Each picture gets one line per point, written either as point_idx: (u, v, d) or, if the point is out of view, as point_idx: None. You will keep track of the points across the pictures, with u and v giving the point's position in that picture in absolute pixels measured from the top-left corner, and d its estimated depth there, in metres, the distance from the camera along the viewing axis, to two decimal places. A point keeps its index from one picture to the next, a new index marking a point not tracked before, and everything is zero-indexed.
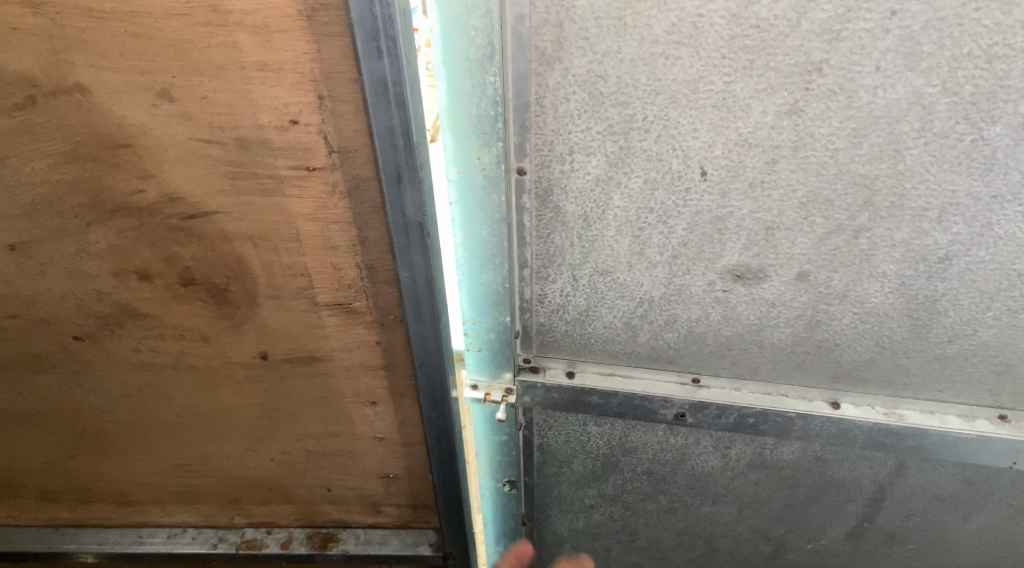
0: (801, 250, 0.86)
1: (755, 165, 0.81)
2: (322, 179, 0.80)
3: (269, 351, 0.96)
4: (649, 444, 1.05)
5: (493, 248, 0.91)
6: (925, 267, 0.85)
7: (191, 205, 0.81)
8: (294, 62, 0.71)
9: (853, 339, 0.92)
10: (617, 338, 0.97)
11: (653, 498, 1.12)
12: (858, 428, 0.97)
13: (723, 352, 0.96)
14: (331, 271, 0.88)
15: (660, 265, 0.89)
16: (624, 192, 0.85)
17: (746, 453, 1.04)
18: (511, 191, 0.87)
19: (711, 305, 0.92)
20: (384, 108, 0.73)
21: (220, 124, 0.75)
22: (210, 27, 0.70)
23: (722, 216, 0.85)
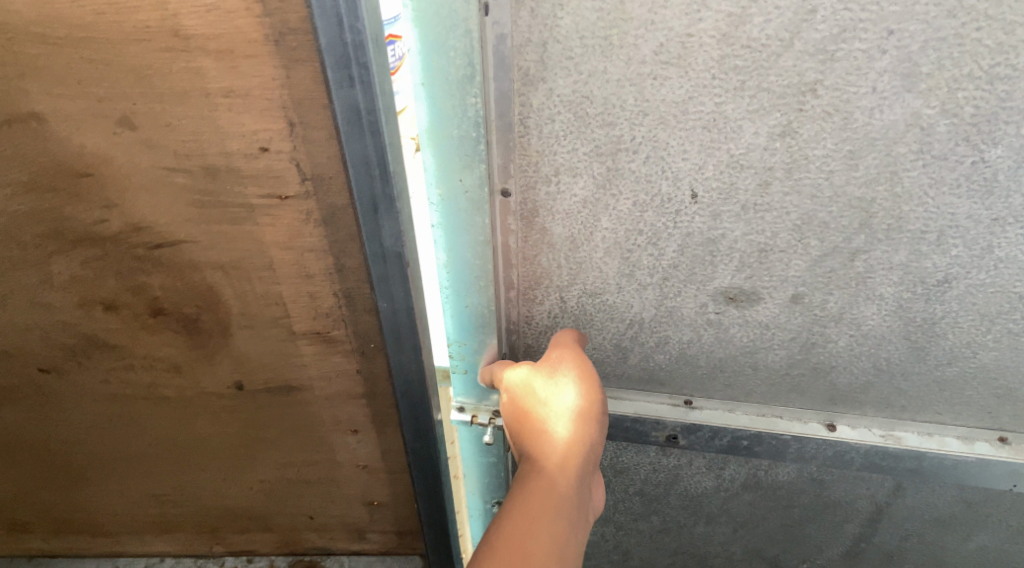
0: (796, 272, 0.82)
1: (749, 187, 0.77)
2: (294, 208, 0.76)
3: (246, 381, 0.93)
4: (641, 465, 1.03)
5: (477, 269, 0.87)
6: (923, 291, 0.82)
7: (158, 234, 0.78)
8: (262, 87, 0.67)
9: (850, 360, 0.88)
10: (607, 359, 0.93)
11: (646, 518, 1.10)
12: (856, 450, 0.94)
13: (716, 374, 0.93)
14: (307, 300, 0.85)
15: (651, 286, 0.85)
16: (613, 214, 0.81)
17: (740, 474, 1.01)
18: (496, 213, 0.83)
19: (704, 326, 0.88)
20: (358, 135, 0.68)
21: (186, 153, 0.72)
22: (172, 52, 0.66)
23: (715, 238, 0.81)
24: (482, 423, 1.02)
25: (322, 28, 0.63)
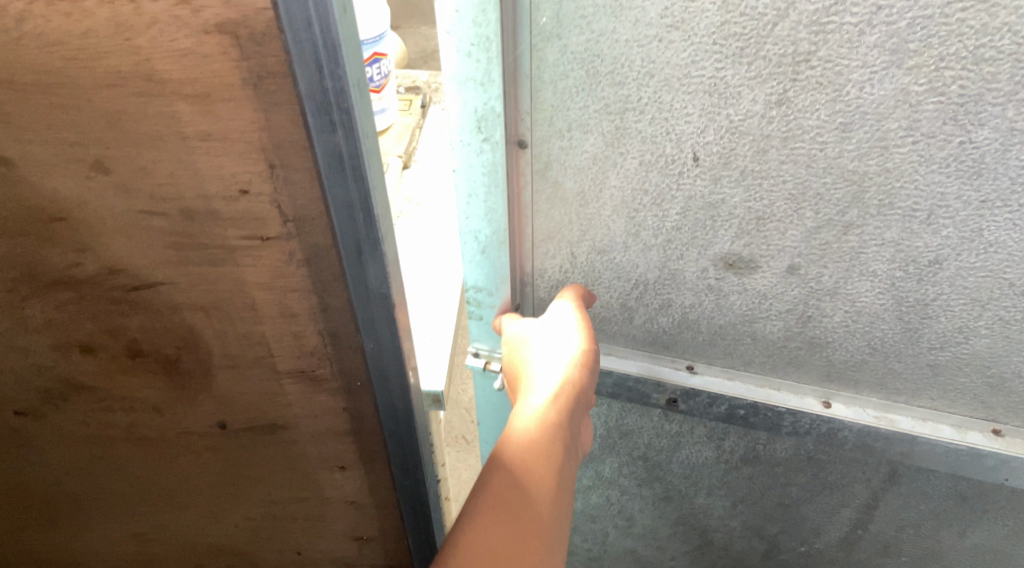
0: (791, 242, 0.79)
1: (746, 153, 0.74)
2: (277, 248, 0.73)
3: (228, 420, 0.90)
4: (645, 428, 1.02)
5: (495, 221, 0.88)
6: (915, 270, 0.77)
7: (135, 277, 0.76)
8: (240, 131, 0.64)
9: (843, 337, 0.85)
10: (614, 319, 0.93)
11: (649, 484, 1.09)
12: (848, 429, 0.90)
13: (716, 340, 0.90)
14: (292, 339, 0.82)
15: (655, 248, 0.84)
16: (621, 172, 0.80)
17: (740, 446, 0.99)
18: (513, 165, 0.84)
19: (703, 292, 0.86)
20: (341, 181, 0.65)
21: (162, 196, 0.69)
22: (146, 97, 0.63)
23: (714, 203, 0.79)
24: (494, 370, 1.04)
25: (301, 74, 0.59)
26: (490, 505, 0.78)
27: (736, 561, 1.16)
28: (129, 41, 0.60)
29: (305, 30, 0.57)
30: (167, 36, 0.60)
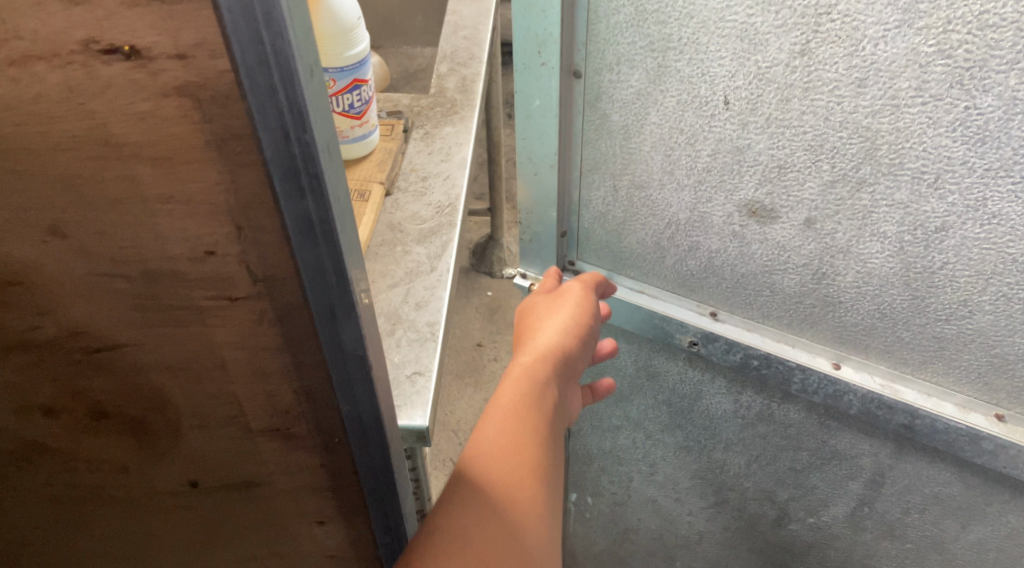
0: (808, 193, 0.84)
1: (771, 99, 0.80)
2: (247, 307, 0.69)
3: (200, 479, 0.86)
4: (671, 372, 1.11)
5: (548, 142, 0.97)
6: (920, 235, 0.81)
7: (97, 339, 0.71)
8: (203, 193, 0.60)
9: (856, 298, 0.89)
10: (648, 256, 1.02)
11: (672, 431, 1.18)
12: (853, 394, 0.94)
13: (737, 289, 0.97)
14: (265, 398, 0.77)
15: (687, 187, 0.92)
16: (660, 109, 0.88)
17: (755, 402, 1.06)
18: (570, 94, 0.93)
19: (729, 237, 0.93)
20: (310, 245, 0.62)
21: (123, 258, 0.65)
22: (103, 160, 0.59)
23: (741, 147, 0.85)
24: None
25: (265, 141, 0.55)
26: (494, 432, 0.84)
27: (749, 527, 1.22)
28: (84, 105, 0.56)
29: (268, 94, 0.53)
30: (124, 99, 0.55)
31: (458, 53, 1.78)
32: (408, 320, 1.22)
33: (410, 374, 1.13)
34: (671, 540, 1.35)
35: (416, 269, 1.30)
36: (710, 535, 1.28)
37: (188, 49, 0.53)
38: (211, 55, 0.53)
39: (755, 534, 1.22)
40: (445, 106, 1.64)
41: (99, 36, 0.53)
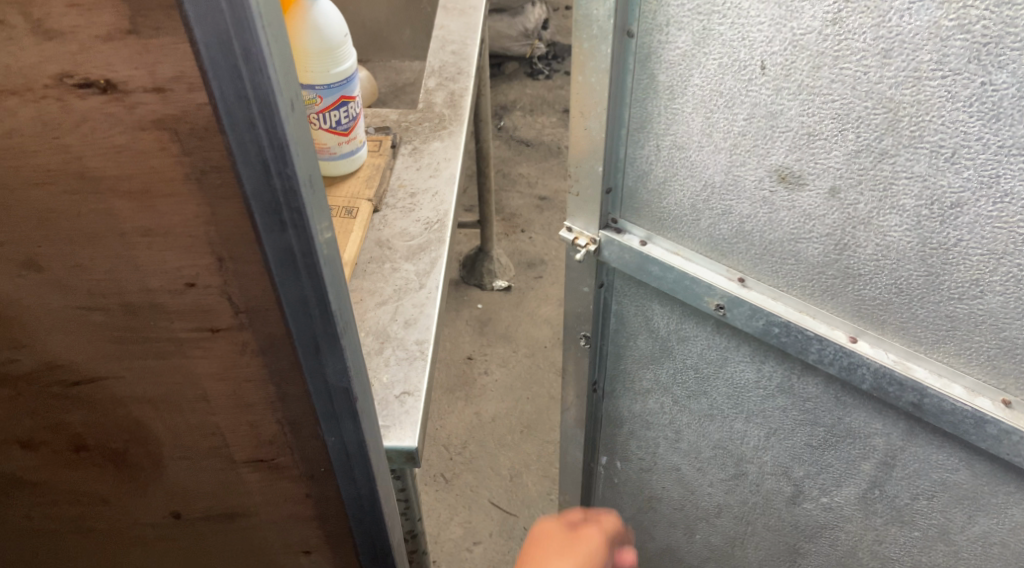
0: (835, 162, 0.75)
1: (804, 67, 0.72)
2: (229, 339, 0.67)
3: (183, 510, 0.84)
4: (698, 338, 1.00)
5: (614, 92, 0.87)
6: (936, 210, 0.71)
7: (76, 372, 0.70)
8: (184, 225, 0.58)
9: (874, 271, 0.78)
10: (684, 217, 0.91)
11: (697, 398, 1.06)
12: (867, 367, 0.82)
13: (762, 255, 0.86)
14: (249, 429, 0.75)
15: (723, 152, 0.83)
16: (702, 73, 0.80)
17: (777, 371, 0.94)
18: (621, 54, 0.84)
19: (758, 204, 0.83)
20: (293, 279, 0.60)
21: (100, 291, 0.63)
22: (79, 194, 0.57)
23: (774, 114, 0.76)
24: (581, 246, 1.01)
25: (245, 173, 0.54)
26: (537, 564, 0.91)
27: (766, 503, 1.06)
28: (59, 139, 0.54)
29: (247, 130, 0.52)
30: (101, 133, 0.54)
31: (446, 67, 1.72)
32: (397, 338, 1.20)
33: (398, 394, 1.12)
34: (689, 512, 1.19)
35: (405, 286, 1.27)
36: (729, 509, 1.12)
37: (166, 82, 0.51)
38: (189, 89, 0.52)
39: (773, 511, 1.06)
40: (433, 121, 1.59)
41: (74, 70, 0.51)
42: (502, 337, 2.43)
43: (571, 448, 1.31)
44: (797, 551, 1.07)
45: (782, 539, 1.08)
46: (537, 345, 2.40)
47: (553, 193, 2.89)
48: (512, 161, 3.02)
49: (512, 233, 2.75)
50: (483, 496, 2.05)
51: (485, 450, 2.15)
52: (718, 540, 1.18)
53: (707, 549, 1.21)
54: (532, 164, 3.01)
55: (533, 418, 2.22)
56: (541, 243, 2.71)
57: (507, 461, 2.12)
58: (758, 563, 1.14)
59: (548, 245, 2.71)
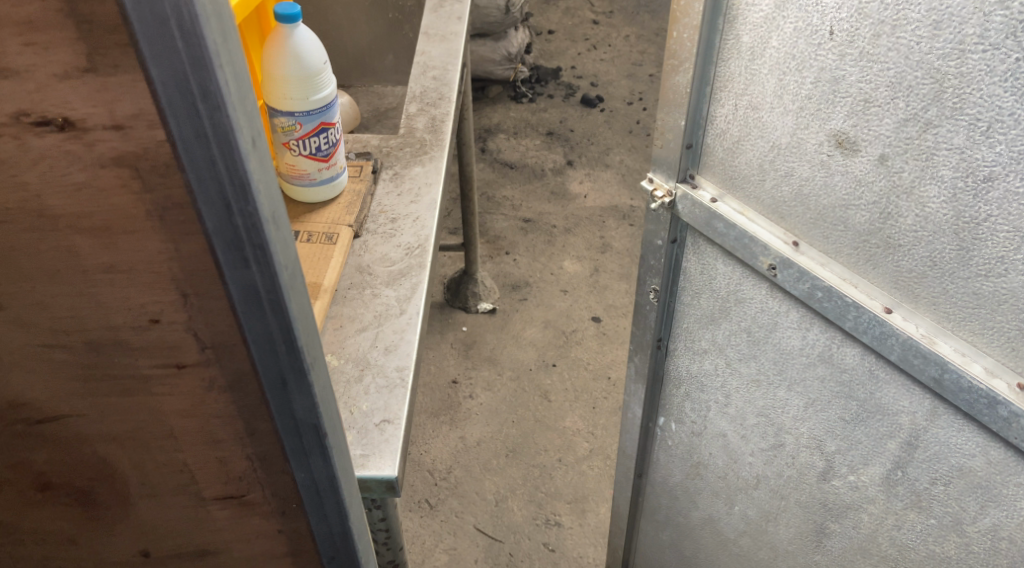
0: (886, 130, 0.76)
1: (866, 34, 0.74)
2: (195, 375, 0.66)
3: (151, 549, 0.82)
4: (754, 300, 1.01)
5: (702, 49, 0.90)
6: (970, 184, 0.72)
7: (40, 410, 0.68)
8: (147, 262, 0.57)
9: (914, 243, 0.80)
10: (752, 177, 0.93)
11: (747, 361, 1.07)
12: (896, 338, 0.83)
13: (818, 220, 0.88)
14: (218, 465, 0.74)
15: (790, 114, 0.85)
16: (780, 36, 0.82)
17: (820, 341, 0.94)
18: (712, 15, 0.88)
19: (817, 167, 0.85)
20: (258, 315, 0.60)
21: (63, 328, 0.62)
22: (38, 232, 0.56)
23: (837, 79, 0.78)
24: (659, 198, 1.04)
25: (208, 212, 0.54)
26: None
27: (799, 478, 1.07)
28: (16, 177, 0.53)
29: (207, 168, 0.52)
30: (59, 171, 0.53)
31: (427, 93, 1.71)
32: (376, 365, 1.19)
33: (377, 422, 1.11)
34: (732, 482, 1.20)
35: (386, 312, 1.26)
36: (767, 481, 1.13)
37: (125, 120, 0.50)
38: (149, 126, 0.50)
39: (805, 486, 1.06)
40: (415, 146, 1.58)
41: (30, 108, 0.50)
42: (486, 359, 2.42)
43: (631, 405, 1.33)
44: (824, 530, 1.07)
45: (810, 518, 1.08)
46: (522, 368, 2.39)
47: (537, 215, 2.90)
48: (495, 184, 3.02)
49: (497, 255, 2.75)
50: (468, 522, 2.03)
51: (470, 475, 2.13)
52: (754, 513, 1.18)
53: (744, 523, 1.22)
54: (516, 187, 3.01)
55: (518, 442, 2.20)
56: (525, 264, 2.71)
57: (493, 485, 2.11)
58: (787, 542, 1.14)
59: (532, 267, 2.70)
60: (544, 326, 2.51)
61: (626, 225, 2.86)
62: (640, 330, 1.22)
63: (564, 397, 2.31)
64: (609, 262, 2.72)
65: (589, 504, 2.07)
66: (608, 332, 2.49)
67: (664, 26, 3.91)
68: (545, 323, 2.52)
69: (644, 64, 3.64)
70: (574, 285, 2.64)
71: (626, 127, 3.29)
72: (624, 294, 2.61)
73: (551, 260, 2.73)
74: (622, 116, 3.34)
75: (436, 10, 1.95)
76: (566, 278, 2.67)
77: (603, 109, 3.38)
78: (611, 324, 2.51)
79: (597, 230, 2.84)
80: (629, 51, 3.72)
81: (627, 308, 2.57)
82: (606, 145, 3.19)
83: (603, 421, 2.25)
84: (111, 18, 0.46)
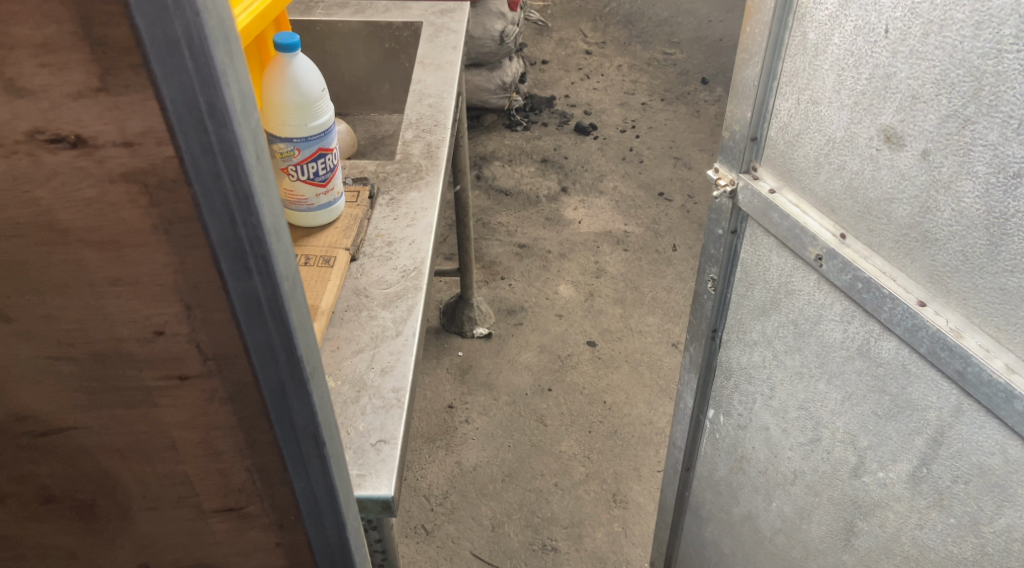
0: (928, 125, 0.83)
1: (917, 33, 0.81)
2: (197, 387, 0.67)
3: (151, 562, 0.84)
4: (802, 292, 1.08)
5: (770, 43, 0.99)
6: (1000, 180, 0.79)
7: (44, 423, 0.70)
8: (152, 275, 0.59)
9: (951, 236, 0.86)
10: (808, 171, 1.01)
11: (792, 353, 1.14)
12: (926, 330, 0.89)
13: (865, 214, 0.95)
14: (218, 477, 0.76)
15: (845, 109, 0.92)
16: (841, 33, 0.90)
17: (860, 333, 1.01)
18: (784, 11, 0.97)
19: (866, 160, 0.92)
20: (260, 323, 0.62)
21: (70, 341, 0.64)
22: (49, 246, 0.58)
23: (888, 75, 0.86)
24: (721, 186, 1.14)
25: (212, 223, 0.56)
26: None
27: (833, 473, 1.13)
28: (29, 193, 0.55)
29: (213, 181, 0.54)
30: (69, 187, 0.55)
31: (423, 120, 1.74)
32: (373, 386, 1.20)
33: (374, 443, 1.13)
34: (771, 477, 1.26)
35: (382, 333, 1.28)
36: (803, 477, 1.19)
37: (135, 137, 0.53)
38: (158, 142, 0.53)
39: (837, 483, 1.12)
40: (410, 172, 1.61)
41: (45, 126, 0.52)
42: (482, 384, 2.43)
43: (685, 395, 1.42)
44: (853, 528, 1.12)
45: (840, 515, 1.14)
46: (517, 393, 2.40)
47: (532, 240, 2.93)
48: (491, 210, 3.05)
49: (493, 280, 2.77)
50: (464, 547, 2.03)
51: (466, 500, 2.14)
52: (790, 510, 1.24)
53: (779, 519, 1.28)
54: (511, 213, 3.04)
55: (514, 466, 2.21)
56: (520, 289, 2.74)
57: (489, 511, 2.11)
58: (818, 540, 1.20)
59: (528, 291, 2.73)
60: (539, 350, 2.53)
61: (620, 250, 2.89)
62: (697, 319, 1.31)
63: (559, 421, 2.33)
64: (604, 286, 2.75)
65: (585, 529, 2.07)
66: (603, 356, 2.51)
67: (656, 55, 3.97)
68: (540, 347, 2.54)
69: (637, 93, 3.70)
70: (569, 309, 2.66)
71: (620, 154, 3.33)
72: (618, 318, 2.64)
73: (546, 284, 2.76)
74: (615, 144, 3.39)
75: (432, 40, 1.99)
76: (561, 302, 2.69)
77: (597, 136, 3.43)
78: (605, 348, 2.53)
79: (592, 255, 2.87)
80: (622, 80, 3.79)
81: (622, 332, 2.59)
82: (600, 172, 3.24)
83: (599, 445, 2.26)
84: (123, 40, 0.49)
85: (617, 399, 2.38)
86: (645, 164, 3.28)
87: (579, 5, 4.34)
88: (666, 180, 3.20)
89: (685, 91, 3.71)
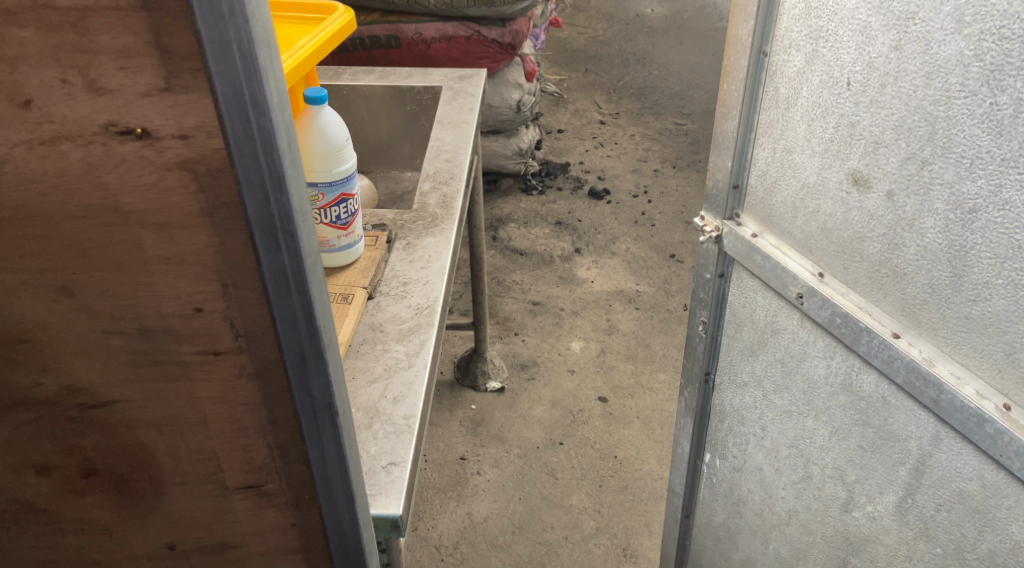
0: (891, 167, 0.94)
1: (875, 84, 0.92)
2: (229, 362, 0.77)
3: (177, 541, 0.91)
4: (787, 330, 1.16)
5: (747, 98, 1.10)
6: (958, 215, 0.88)
7: (93, 396, 0.79)
8: (196, 254, 0.70)
9: (917, 270, 0.95)
10: (787, 214, 1.11)
11: (781, 393, 1.22)
12: (902, 359, 0.97)
13: (840, 252, 1.05)
14: (242, 454, 0.84)
15: (817, 155, 1.03)
16: (809, 86, 1.01)
17: (842, 369, 1.09)
18: (759, 70, 1.08)
19: (837, 203, 1.03)
20: (285, 296, 0.71)
21: (122, 315, 0.74)
22: (112, 227, 0.69)
23: (853, 123, 0.96)
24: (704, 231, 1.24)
25: (250, 202, 0.67)
26: None
27: (824, 510, 1.19)
28: (99, 178, 0.66)
29: (252, 164, 0.65)
30: (133, 173, 0.66)
31: (439, 173, 1.86)
32: (386, 413, 1.29)
33: (385, 465, 1.20)
34: (768, 518, 1.32)
35: (396, 365, 1.37)
36: (798, 516, 1.25)
37: (190, 130, 0.64)
38: (208, 135, 0.64)
39: (830, 520, 1.18)
40: (426, 220, 1.72)
41: (117, 120, 0.64)
42: (494, 437, 2.49)
43: (681, 440, 1.49)
44: (846, 564, 1.18)
45: (834, 553, 1.19)
46: (529, 446, 2.47)
47: (545, 299, 3.02)
48: (505, 269, 3.16)
49: (506, 336, 2.86)
50: None
51: (477, 551, 2.18)
52: (787, 551, 1.30)
53: (777, 562, 1.33)
54: (525, 273, 3.15)
55: (524, 519, 2.26)
56: (533, 345, 2.82)
57: (498, 562, 2.15)
58: None
59: (540, 347, 2.81)
60: (552, 405, 2.60)
61: (632, 309, 2.98)
62: (690, 362, 1.39)
63: (570, 475, 2.38)
64: (616, 343, 2.83)
65: None
66: (614, 412, 2.57)
67: (669, 125, 4.12)
68: (552, 402, 2.61)
69: (649, 160, 3.84)
70: (581, 365, 2.74)
71: (631, 218, 3.45)
72: (629, 374, 2.71)
73: (558, 341, 2.84)
74: (627, 209, 3.51)
75: (450, 102, 2.13)
76: (573, 359, 2.77)
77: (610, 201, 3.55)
78: (617, 404, 2.60)
79: (604, 313, 2.96)
80: (635, 148, 3.93)
81: (634, 389, 2.65)
82: (612, 235, 3.35)
83: (609, 499, 2.31)
84: (186, 48, 0.60)
85: (628, 455, 2.44)
86: (658, 228, 3.38)
87: (593, 79, 4.53)
88: (677, 243, 3.30)
89: (696, 160, 3.85)
